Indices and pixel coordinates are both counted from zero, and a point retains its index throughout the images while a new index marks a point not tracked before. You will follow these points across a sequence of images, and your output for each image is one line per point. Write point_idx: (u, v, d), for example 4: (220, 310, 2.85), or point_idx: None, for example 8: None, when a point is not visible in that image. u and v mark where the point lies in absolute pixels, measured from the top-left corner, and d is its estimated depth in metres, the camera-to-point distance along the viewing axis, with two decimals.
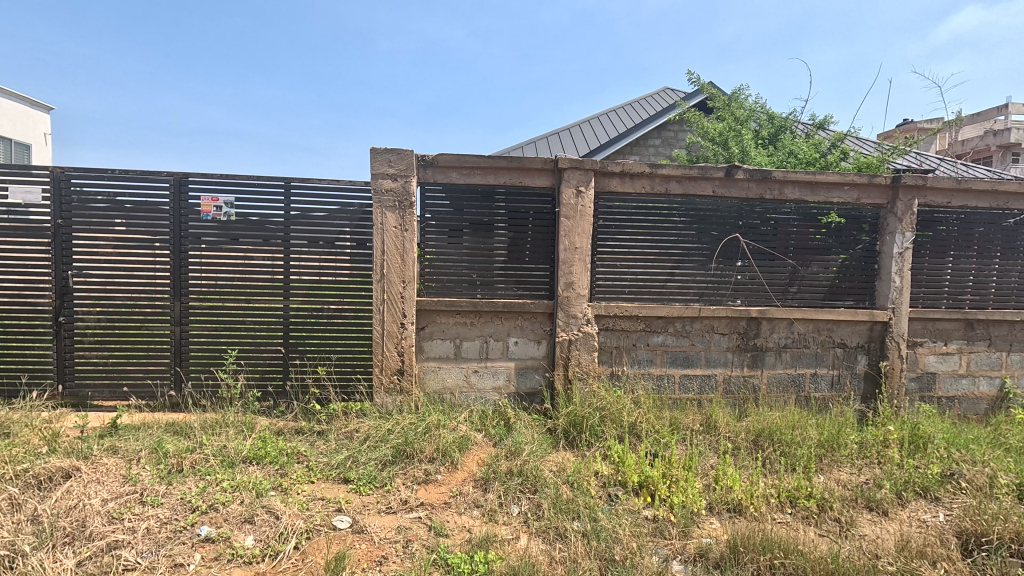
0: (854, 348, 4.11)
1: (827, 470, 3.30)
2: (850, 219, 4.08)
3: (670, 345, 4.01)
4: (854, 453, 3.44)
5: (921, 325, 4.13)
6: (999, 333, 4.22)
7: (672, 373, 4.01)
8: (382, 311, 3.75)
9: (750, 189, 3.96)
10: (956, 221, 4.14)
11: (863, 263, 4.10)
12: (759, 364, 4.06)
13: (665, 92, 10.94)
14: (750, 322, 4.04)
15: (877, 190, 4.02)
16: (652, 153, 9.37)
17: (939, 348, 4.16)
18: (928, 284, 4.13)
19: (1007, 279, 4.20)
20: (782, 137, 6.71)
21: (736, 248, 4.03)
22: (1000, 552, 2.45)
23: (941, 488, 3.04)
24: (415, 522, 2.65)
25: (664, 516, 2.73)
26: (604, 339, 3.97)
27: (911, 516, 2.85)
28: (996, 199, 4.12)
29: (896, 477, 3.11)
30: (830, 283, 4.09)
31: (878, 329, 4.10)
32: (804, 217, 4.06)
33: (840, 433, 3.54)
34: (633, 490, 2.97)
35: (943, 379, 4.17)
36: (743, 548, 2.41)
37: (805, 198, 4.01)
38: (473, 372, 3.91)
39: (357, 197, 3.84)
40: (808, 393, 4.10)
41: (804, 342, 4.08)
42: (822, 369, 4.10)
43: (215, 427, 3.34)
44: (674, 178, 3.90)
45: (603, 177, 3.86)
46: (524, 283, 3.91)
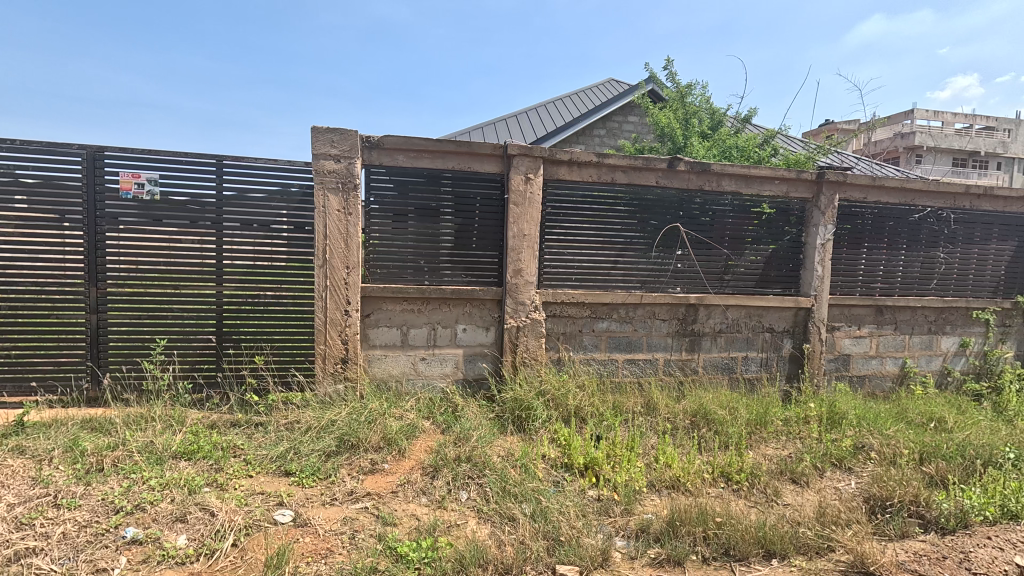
0: (780, 332, 4.41)
1: (756, 445, 3.54)
2: (779, 211, 4.34)
3: (614, 331, 4.13)
4: (779, 430, 3.71)
5: (838, 311, 4.49)
6: (903, 318, 4.65)
7: (616, 358, 4.15)
8: (324, 297, 3.61)
9: (690, 180, 4.12)
10: (870, 216, 4.50)
11: (790, 253, 4.39)
12: (696, 349, 4.27)
13: (609, 82, 11.08)
14: (689, 308, 4.23)
15: (803, 185, 4.30)
16: (597, 143, 9.53)
17: (853, 332, 4.54)
18: (845, 273, 4.48)
19: (911, 269, 4.63)
20: (720, 132, 6.99)
21: (677, 236, 4.19)
22: (901, 513, 2.74)
23: (853, 459, 3.35)
24: (362, 512, 2.60)
25: (608, 495, 2.85)
26: (551, 326, 4.02)
27: (826, 485, 3.12)
28: (904, 195, 4.51)
29: (815, 450, 3.38)
30: (760, 272, 4.35)
31: (801, 315, 4.41)
32: (739, 210, 4.28)
33: (767, 411, 3.80)
34: (578, 471, 3.07)
35: (857, 360, 4.57)
36: (681, 522, 2.54)
37: (740, 190, 4.22)
38: (420, 360, 3.86)
39: (297, 178, 3.66)
40: (739, 375, 4.36)
41: (737, 327, 4.33)
42: (752, 352, 4.37)
43: (140, 423, 3.11)
44: (619, 168, 3.98)
45: (552, 165, 3.88)
46: (473, 269, 3.89)
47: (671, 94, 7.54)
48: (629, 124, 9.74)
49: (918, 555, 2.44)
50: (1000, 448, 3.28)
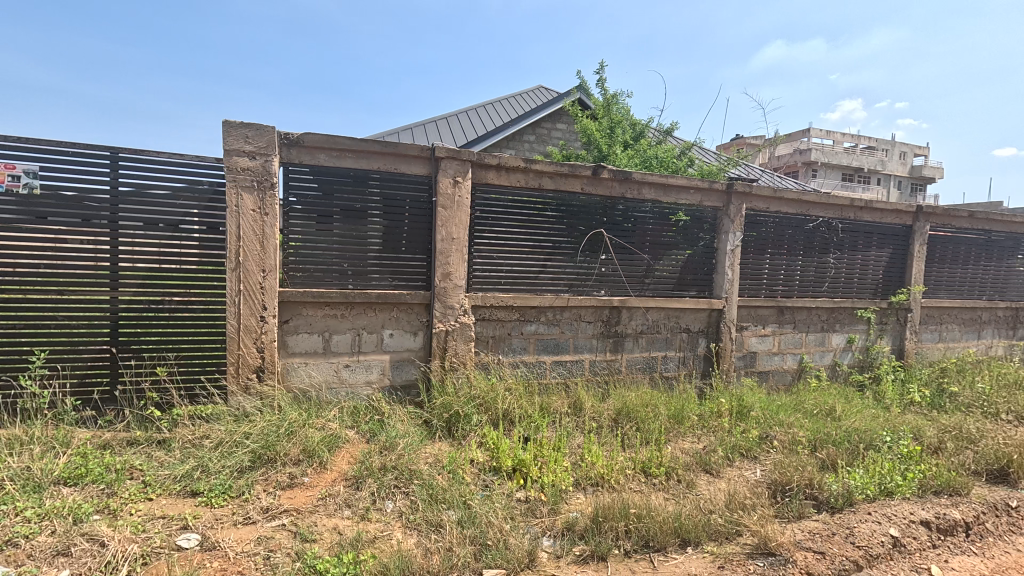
0: (696, 332, 4.69)
1: (674, 440, 3.74)
2: (694, 219, 4.63)
3: (542, 333, 4.20)
4: (694, 424, 3.95)
5: (746, 312, 4.85)
6: (801, 317, 5.11)
7: (544, 360, 4.22)
8: (237, 303, 3.39)
9: (613, 188, 4.29)
10: (772, 224, 4.91)
11: (703, 258, 4.69)
12: (619, 349, 4.45)
13: (539, 88, 11.29)
14: (612, 310, 4.40)
15: (715, 194, 4.62)
16: (527, 148, 9.68)
17: (758, 331, 4.93)
18: (751, 277, 4.86)
19: (807, 273, 5.10)
20: (641, 142, 7.35)
21: (601, 241, 4.35)
22: (799, 496, 3.00)
23: (759, 449, 3.63)
24: (278, 529, 2.46)
25: (535, 496, 2.89)
26: (481, 329, 4.02)
27: (735, 473, 3.36)
28: (800, 206, 4.96)
29: (726, 442, 3.63)
30: (677, 276, 4.61)
31: (714, 316, 4.72)
32: (658, 216, 4.51)
33: (684, 407, 4.03)
34: (506, 474, 3.09)
35: (762, 356, 4.96)
36: (604, 518, 2.63)
37: (659, 198, 4.45)
38: (344, 367, 3.72)
39: (206, 175, 3.40)
40: (659, 374, 4.59)
41: (657, 328, 4.56)
42: (671, 351, 4.61)
43: (14, 447, 2.75)
44: (546, 174, 4.06)
45: (480, 169, 3.90)
46: (400, 273, 3.81)
47: (597, 104, 7.82)
48: (557, 131, 9.99)
49: (812, 533, 2.68)
50: (879, 432, 3.69)
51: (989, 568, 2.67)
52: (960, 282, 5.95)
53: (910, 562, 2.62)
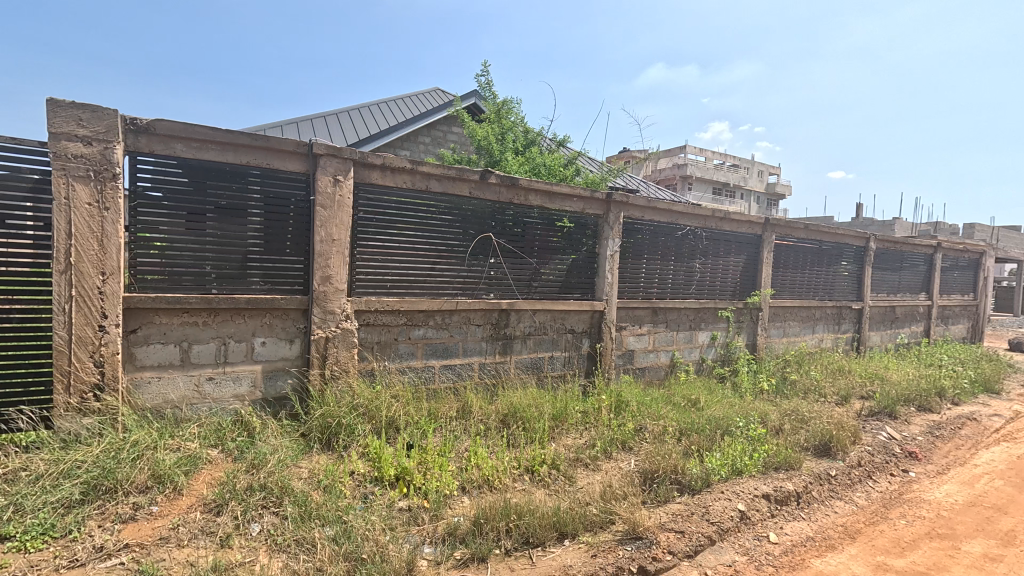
0: (580, 333, 4.92)
1: (557, 438, 3.89)
2: (577, 225, 4.85)
3: (430, 338, 4.15)
4: (577, 421, 4.14)
5: (624, 313, 5.20)
6: (672, 317, 5.59)
7: (432, 365, 4.17)
8: (69, 311, 2.93)
9: (501, 193, 4.36)
10: (646, 232, 5.32)
11: (586, 263, 4.94)
12: (508, 351, 4.53)
13: (434, 90, 11.20)
14: (501, 313, 4.47)
15: (596, 203, 4.88)
16: (422, 150, 9.56)
17: (636, 330, 5.30)
18: (629, 280, 5.21)
19: (677, 277, 5.59)
20: (532, 149, 7.59)
21: (489, 245, 4.39)
22: (665, 482, 3.27)
23: (633, 440, 3.90)
24: (115, 570, 2.15)
25: (418, 504, 2.84)
26: (365, 335, 3.87)
27: (612, 465, 3.58)
28: (670, 216, 5.42)
29: (604, 436, 3.86)
30: (562, 279, 4.80)
31: (596, 317, 4.99)
32: (544, 222, 4.67)
33: (567, 405, 4.21)
34: (389, 483, 3.00)
35: (639, 354, 5.34)
36: (486, 519, 2.65)
37: (545, 204, 4.60)
38: (206, 380, 3.36)
39: (28, 160, 2.89)
40: (546, 374, 4.75)
41: (543, 330, 4.71)
42: (556, 352, 4.80)
43: None
44: (433, 177, 4.02)
45: (363, 168, 3.75)
46: (273, 276, 3.54)
47: (489, 110, 7.94)
48: (453, 135, 9.99)
49: (675, 515, 2.94)
50: (733, 419, 4.14)
51: (813, 531, 3.12)
52: (798, 285, 6.91)
53: (753, 532, 3.02)
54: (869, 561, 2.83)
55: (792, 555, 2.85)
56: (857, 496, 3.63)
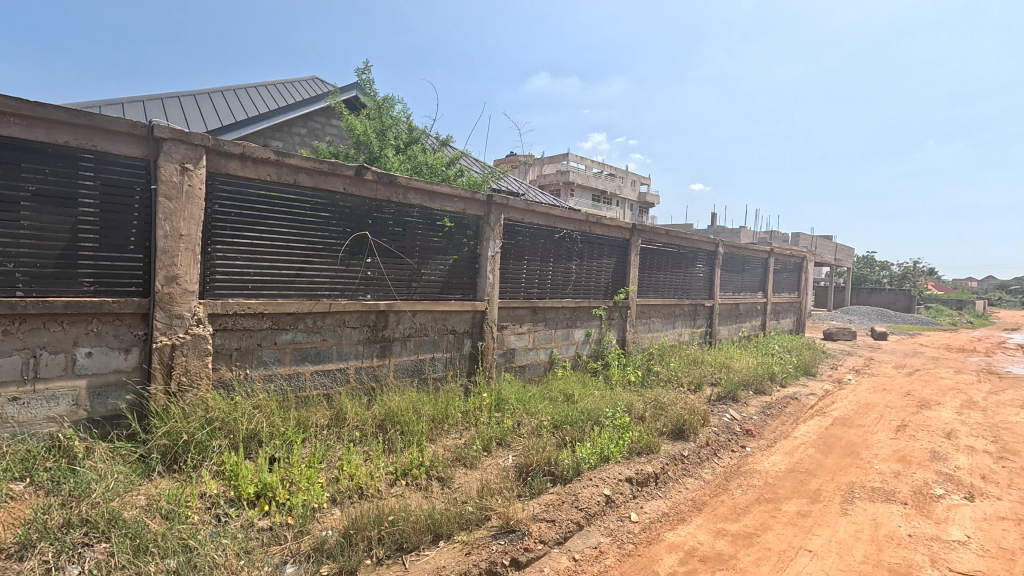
0: (461, 333, 4.93)
1: (436, 440, 3.87)
2: (458, 225, 4.86)
3: (299, 342, 3.87)
4: (457, 421, 4.15)
5: (505, 312, 5.32)
6: (550, 316, 5.84)
7: (303, 371, 3.90)
8: None
9: (378, 190, 4.19)
10: (526, 234, 5.49)
11: (467, 263, 4.96)
12: (387, 354, 4.40)
13: (310, 78, 10.50)
14: (379, 315, 4.32)
15: (476, 204, 4.92)
16: (296, 141, 8.92)
17: (516, 329, 5.45)
18: (510, 281, 5.34)
19: (555, 277, 5.86)
20: (415, 148, 7.46)
21: (366, 244, 4.22)
22: (539, 474, 3.40)
23: (511, 437, 4.01)
24: None
25: (280, 522, 2.64)
26: (221, 342, 3.50)
27: (490, 463, 3.64)
28: (549, 219, 5.66)
29: (483, 434, 3.92)
30: (444, 280, 4.78)
31: (478, 317, 5.04)
32: (425, 221, 4.60)
33: (448, 406, 4.21)
34: (248, 503, 2.75)
35: (519, 352, 5.50)
36: (356, 530, 2.55)
37: (425, 204, 4.53)
38: (9, 401, 2.80)
39: None
40: (427, 375, 4.69)
41: (424, 331, 4.65)
42: (438, 353, 4.76)
43: None
44: (303, 170, 3.75)
45: (219, 157, 3.39)
46: (103, 276, 3.06)
47: (370, 104, 7.67)
48: (331, 128, 9.48)
49: (547, 505, 3.08)
50: (603, 409, 4.44)
51: (667, 507, 3.46)
52: (661, 285, 7.62)
53: (616, 514, 3.27)
54: (711, 529, 3.20)
55: (649, 530, 3.13)
56: (704, 472, 4.10)
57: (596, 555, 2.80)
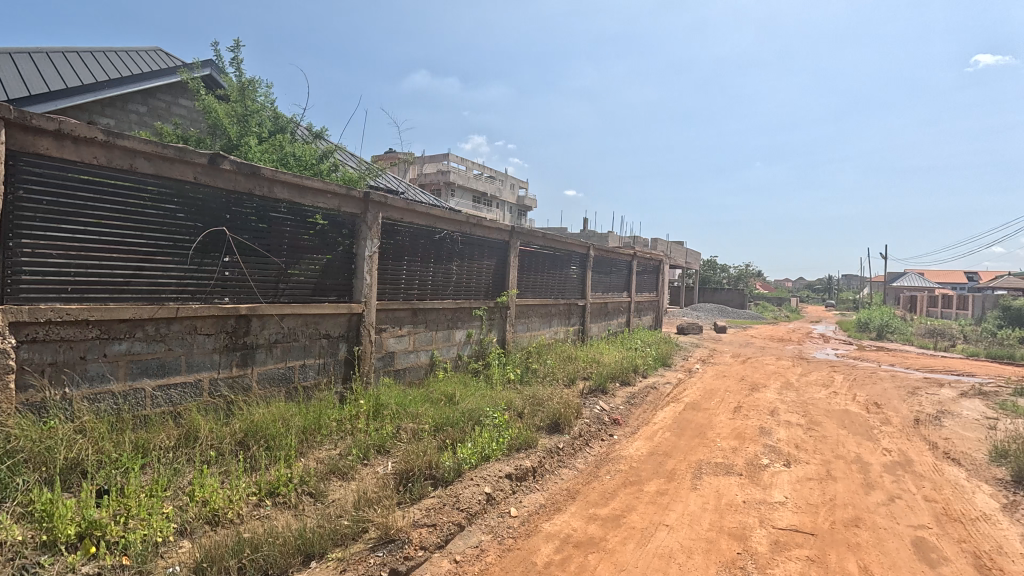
0: (335, 337, 4.65)
1: (307, 453, 3.61)
2: (332, 223, 4.56)
3: (137, 353, 3.35)
4: (331, 431, 3.92)
5: (384, 315, 5.13)
6: (431, 317, 5.77)
7: (142, 386, 3.38)
8: None
9: (237, 182, 3.78)
10: (406, 234, 5.35)
11: (342, 263, 4.68)
12: (249, 362, 3.99)
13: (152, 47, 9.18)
14: (239, 320, 3.90)
15: (352, 201, 4.67)
16: (133, 120, 7.72)
17: (396, 331, 5.29)
18: (389, 282, 5.16)
19: (435, 278, 5.79)
20: (283, 137, 6.89)
21: (222, 240, 3.78)
22: (420, 479, 3.34)
23: (390, 443, 3.89)
24: None
25: (113, 565, 2.28)
26: (28, 357, 2.90)
27: (367, 472, 3.50)
28: (429, 219, 5.57)
29: (360, 443, 3.74)
30: (316, 281, 4.47)
31: (354, 320, 4.79)
32: (294, 218, 4.25)
33: (321, 415, 3.95)
34: (67, 547, 2.32)
35: (399, 355, 5.35)
36: (211, 561, 2.28)
37: (294, 198, 4.18)
38: None
39: None
40: (296, 384, 4.35)
41: (293, 336, 4.30)
42: (309, 359, 4.44)
43: None
44: (141, 154, 3.25)
45: (24, 133, 2.81)
46: None
47: (230, 85, 6.92)
48: (180, 108, 8.38)
49: (428, 510, 3.03)
50: (483, 409, 4.49)
51: (544, 499, 3.61)
52: (538, 285, 7.95)
53: (497, 510, 3.33)
54: (583, 515, 3.41)
55: (527, 523, 3.24)
56: (577, 462, 4.36)
57: (477, 554, 2.83)
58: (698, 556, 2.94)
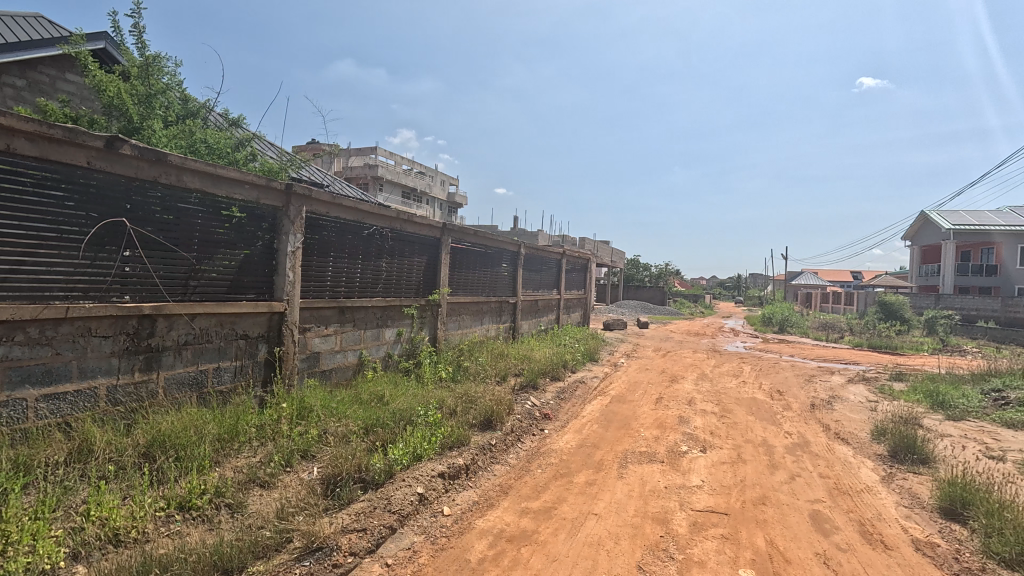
0: (255, 338, 4.36)
1: (223, 462, 3.37)
2: (250, 216, 4.26)
3: (17, 359, 2.96)
4: (250, 437, 3.68)
5: (308, 313, 4.89)
6: (360, 316, 5.58)
7: (23, 397, 3.00)
8: None
9: (140, 169, 3.43)
10: (332, 229, 5.12)
11: (262, 259, 4.39)
12: (154, 367, 3.64)
13: None
14: (143, 320, 3.56)
15: (273, 193, 4.38)
16: (7, 95, 6.78)
17: (321, 331, 5.06)
18: (314, 279, 4.92)
19: (364, 275, 5.60)
20: (192, 122, 6.35)
21: (121, 233, 3.42)
22: (349, 483, 3.22)
23: (316, 447, 3.73)
24: None
25: None
26: None
27: (291, 479, 3.33)
28: (357, 214, 5.36)
29: (282, 449, 3.55)
30: (232, 278, 4.17)
31: (275, 319, 4.52)
32: (207, 210, 3.93)
33: (238, 421, 3.70)
34: None
35: (325, 355, 5.12)
36: None
37: (207, 188, 3.86)
38: None
39: None
40: (209, 389, 4.04)
41: (206, 337, 3.98)
42: (225, 362, 4.14)
43: None
44: (20, 133, 2.87)
45: None
46: None
47: (128, 61, 6.27)
48: (66, 84, 7.48)
49: (357, 514, 2.94)
50: (415, 408, 4.42)
51: (477, 496, 3.61)
52: (470, 283, 7.93)
53: (429, 510, 3.29)
54: (516, 509, 3.46)
55: (460, 521, 3.23)
56: (509, 457, 4.41)
57: (410, 556, 2.78)
58: (625, 541, 3.08)
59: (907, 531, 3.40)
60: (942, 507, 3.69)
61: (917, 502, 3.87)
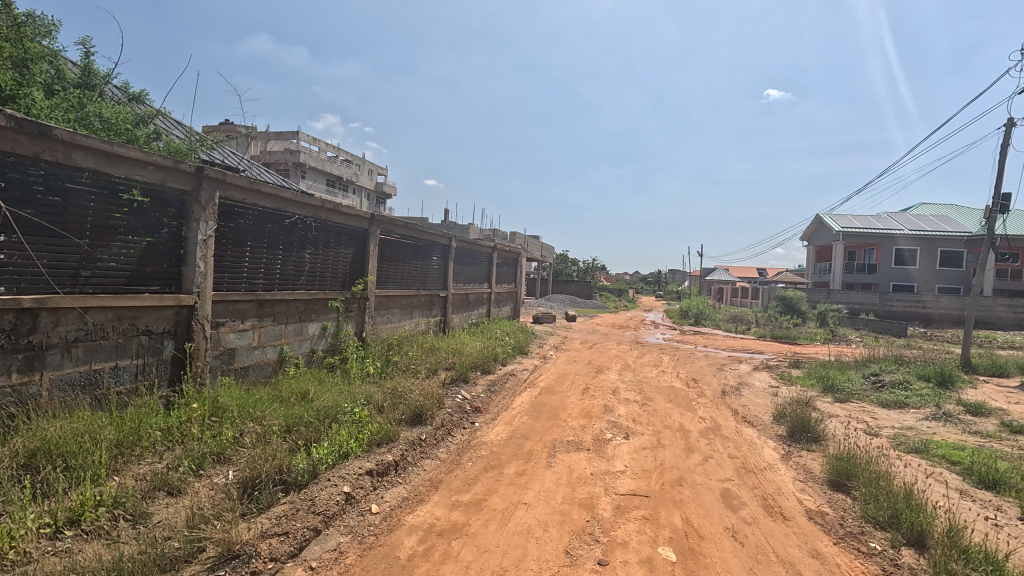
0: (159, 334, 3.99)
1: (122, 470, 3.07)
2: (154, 201, 3.88)
3: None
4: (155, 441, 3.38)
5: (222, 307, 4.54)
6: (280, 310, 5.27)
7: None
8: None
9: (18, 143, 3.03)
10: (249, 217, 4.78)
11: (168, 248, 4.02)
12: (36, 367, 3.24)
13: None
14: (23, 314, 3.15)
15: (182, 176, 4.00)
16: None
17: (236, 326, 4.73)
18: (228, 271, 4.58)
19: (284, 267, 5.29)
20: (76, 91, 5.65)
21: None
22: (269, 487, 3.04)
23: (231, 449, 3.49)
24: None
25: None
26: None
27: (203, 484, 3.10)
28: (278, 202, 5.05)
29: (193, 453, 3.30)
30: (132, 268, 3.78)
31: (184, 314, 4.15)
32: (101, 191, 3.53)
33: (140, 425, 3.38)
34: None
35: (240, 352, 4.79)
36: None
37: (101, 168, 3.47)
38: None
39: None
40: (105, 390, 3.66)
41: (102, 334, 3.59)
42: (124, 361, 3.76)
43: None
44: None
45: None
46: None
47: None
48: None
49: (278, 518, 2.79)
50: (340, 405, 4.26)
51: (406, 492, 3.56)
52: (399, 276, 7.75)
53: (356, 509, 3.20)
54: (447, 503, 3.45)
55: (389, 518, 3.17)
56: (439, 451, 4.38)
57: (336, 557, 2.69)
58: (553, 528, 3.17)
59: (801, 502, 3.78)
60: (830, 480, 4.14)
61: (809, 476, 4.31)
